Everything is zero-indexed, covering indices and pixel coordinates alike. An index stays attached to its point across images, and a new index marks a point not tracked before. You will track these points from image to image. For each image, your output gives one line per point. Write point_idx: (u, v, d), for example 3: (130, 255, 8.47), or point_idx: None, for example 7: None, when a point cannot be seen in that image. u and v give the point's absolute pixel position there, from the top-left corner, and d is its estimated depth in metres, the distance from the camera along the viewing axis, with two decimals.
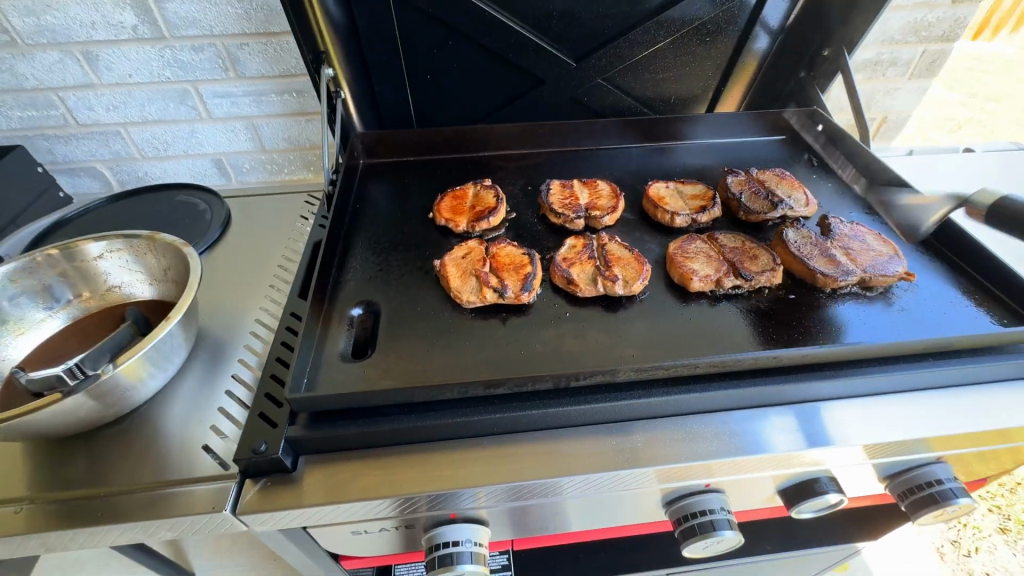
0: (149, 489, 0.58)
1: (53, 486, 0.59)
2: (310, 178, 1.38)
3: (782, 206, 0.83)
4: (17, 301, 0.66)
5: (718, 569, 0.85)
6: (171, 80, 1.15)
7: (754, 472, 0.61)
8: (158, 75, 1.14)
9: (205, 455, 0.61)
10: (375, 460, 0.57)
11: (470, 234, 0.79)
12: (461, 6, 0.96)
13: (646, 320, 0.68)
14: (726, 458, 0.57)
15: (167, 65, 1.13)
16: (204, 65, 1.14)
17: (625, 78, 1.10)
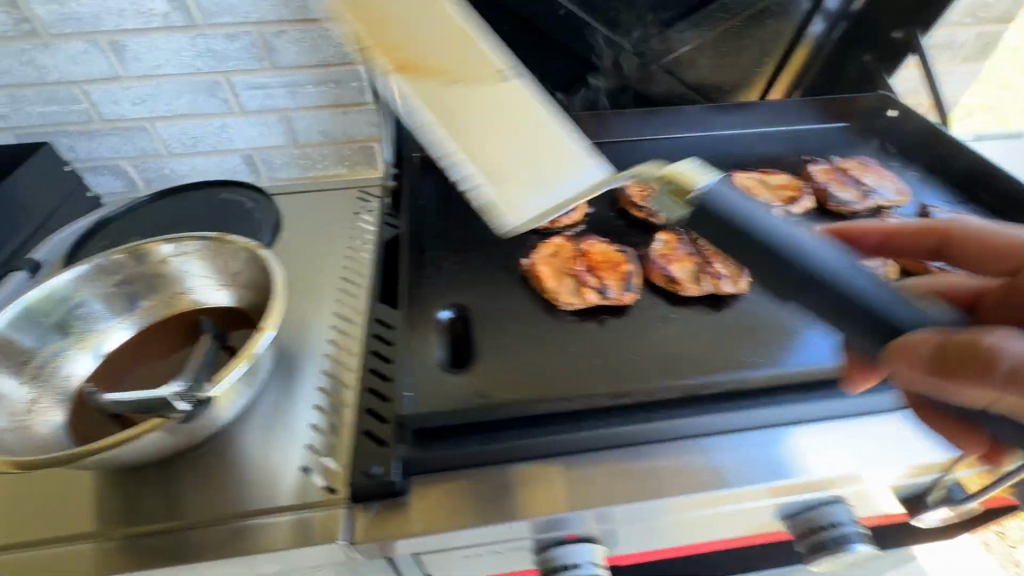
0: (229, 520, 0.54)
1: (126, 519, 0.54)
2: (343, 174, 1.31)
3: (872, 196, 0.79)
4: (82, 310, 0.61)
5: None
6: (202, 71, 1.08)
7: (884, 484, 0.56)
8: (188, 66, 1.07)
9: (287, 479, 0.56)
10: (490, 480, 0.52)
11: (551, 230, 0.75)
12: None
13: (755, 320, 0.63)
14: (786, 480, 0.52)
15: (198, 55, 1.06)
16: (237, 55, 1.07)
17: (683, 64, 1.06)
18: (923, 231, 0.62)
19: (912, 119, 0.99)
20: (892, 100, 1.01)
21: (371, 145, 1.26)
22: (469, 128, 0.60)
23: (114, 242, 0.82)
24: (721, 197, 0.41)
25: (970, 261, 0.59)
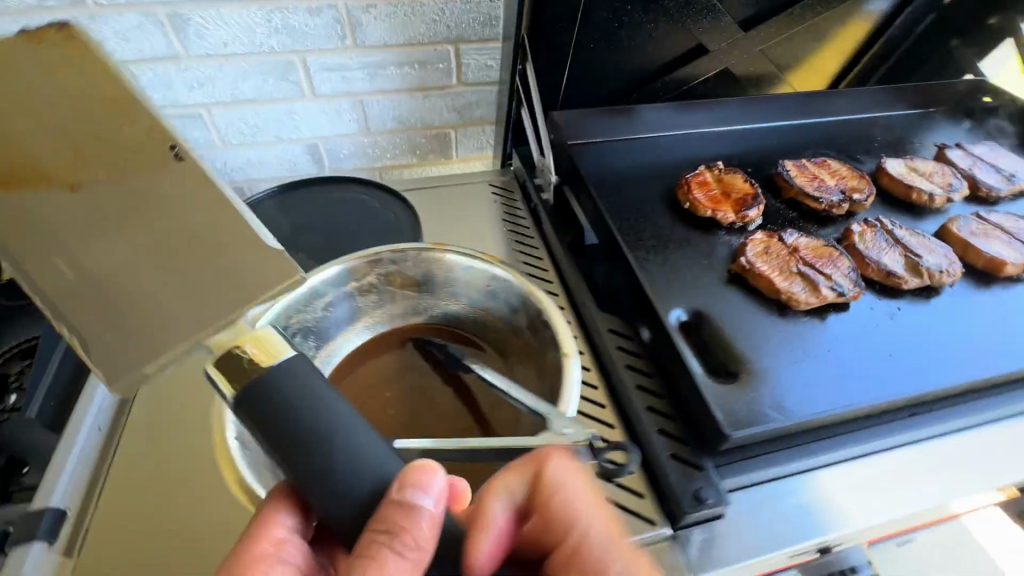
0: None
1: None
2: (413, 164, 1.15)
3: (1015, 180, 0.82)
4: (320, 325, 0.54)
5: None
6: (274, 50, 0.91)
7: None
8: (258, 45, 0.90)
9: None
10: (783, 499, 0.50)
11: (737, 224, 0.72)
12: None
13: (971, 311, 0.64)
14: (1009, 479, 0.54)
15: (272, 32, 0.89)
16: (319, 32, 0.91)
17: (796, 48, 1.03)
18: (517, 484, 0.40)
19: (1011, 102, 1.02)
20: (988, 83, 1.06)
21: (448, 133, 1.11)
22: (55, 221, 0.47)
23: None
24: (289, 378, 0.36)
25: (562, 537, 0.39)
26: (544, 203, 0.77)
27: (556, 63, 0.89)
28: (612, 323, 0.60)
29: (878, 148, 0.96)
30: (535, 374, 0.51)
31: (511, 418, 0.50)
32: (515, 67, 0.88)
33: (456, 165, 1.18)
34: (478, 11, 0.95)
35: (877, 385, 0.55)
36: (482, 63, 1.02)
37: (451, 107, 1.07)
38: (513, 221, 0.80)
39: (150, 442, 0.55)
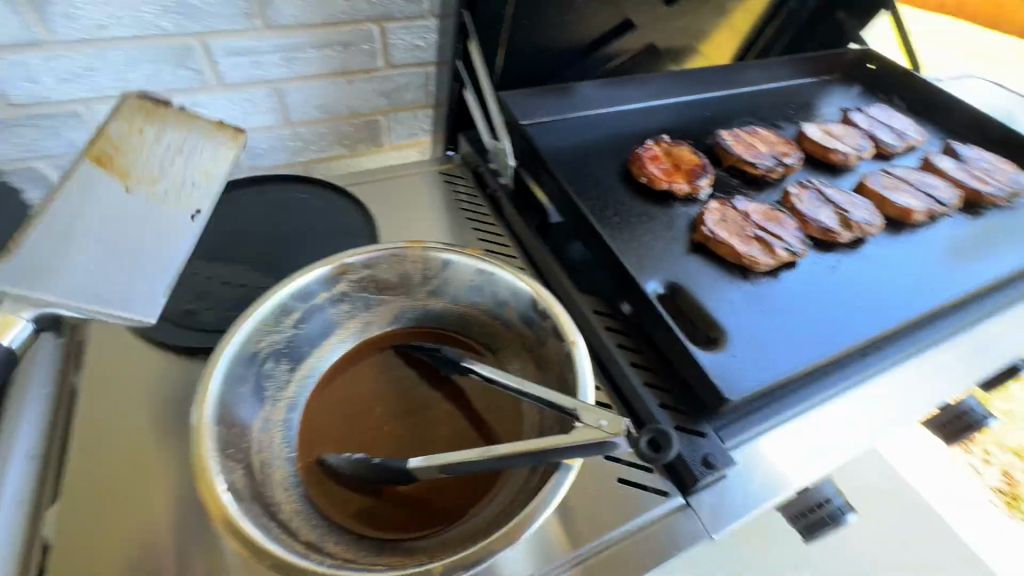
0: None
1: None
2: (343, 155, 1.07)
3: (907, 137, 0.92)
4: (293, 344, 0.48)
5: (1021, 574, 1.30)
6: (166, 32, 0.77)
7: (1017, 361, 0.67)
8: (146, 26, 0.75)
9: None
10: (782, 447, 0.52)
11: (690, 195, 0.75)
12: None
13: (891, 257, 0.72)
14: (951, 395, 0.60)
15: (162, 12, 0.75)
16: (219, 9, 0.77)
17: (718, 19, 1.06)
18: None
19: (892, 67, 1.13)
20: (871, 54, 1.15)
21: (378, 119, 1.04)
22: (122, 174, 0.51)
23: None
24: None
25: None
26: (504, 188, 0.75)
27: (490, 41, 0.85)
28: (595, 304, 0.61)
29: (793, 115, 1.05)
30: (535, 366, 0.50)
31: (513, 413, 0.49)
32: (457, 51, 0.82)
33: (390, 153, 1.11)
34: None
35: (830, 334, 0.60)
36: (409, 43, 0.95)
37: (380, 92, 0.99)
38: (471, 208, 0.77)
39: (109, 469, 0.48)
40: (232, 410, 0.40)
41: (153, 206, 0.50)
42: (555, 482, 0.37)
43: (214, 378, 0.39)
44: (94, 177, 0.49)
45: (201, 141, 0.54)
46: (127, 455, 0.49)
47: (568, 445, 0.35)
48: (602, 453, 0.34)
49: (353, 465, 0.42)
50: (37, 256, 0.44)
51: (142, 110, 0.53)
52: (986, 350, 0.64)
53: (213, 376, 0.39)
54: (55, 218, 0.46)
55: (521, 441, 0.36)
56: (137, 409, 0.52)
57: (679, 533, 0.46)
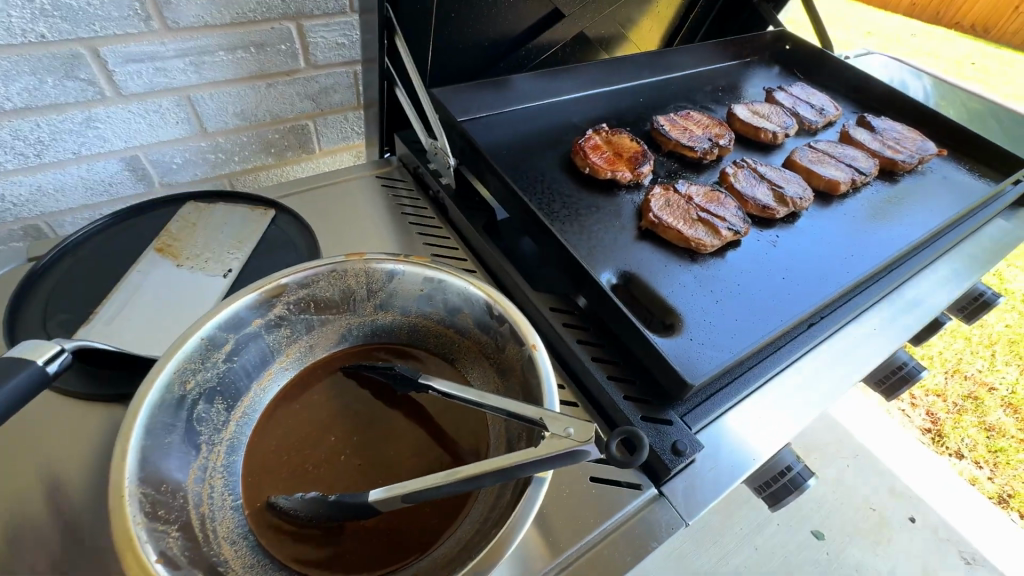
0: None
1: None
2: (270, 164, 1.00)
3: (826, 113, 0.97)
4: (226, 380, 0.43)
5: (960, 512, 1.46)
6: (44, 39, 0.67)
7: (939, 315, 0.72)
8: (19, 33, 0.65)
9: None
10: (745, 424, 0.53)
11: (633, 182, 0.75)
12: None
13: (823, 227, 0.76)
14: (889, 353, 0.63)
15: (36, 15, 0.65)
16: (109, 11, 0.69)
17: (643, 4, 1.07)
18: None
19: (805, 47, 1.19)
20: (787, 35, 1.21)
21: (305, 123, 0.98)
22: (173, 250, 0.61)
23: (75, 313, 0.55)
24: None
25: None
26: (446, 188, 0.72)
27: (417, 35, 0.81)
28: (550, 301, 0.59)
29: (721, 96, 1.08)
30: (497, 374, 0.47)
31: (478, 425, 0.47)
32: (383, 47, 0.76)
33: (322, 158, 1.05)
34: None
35: (776, 308, 0.62)
36: (331, 41, 0.89)
37: (304, 95, 0.93)
38: (413, 212, 0.74)
39: (3, 532, 0.40)
40: (158, 465, 0.35)
41: (194, 273, 0.59)
42: (529, 497, 0.35)
43: (133, 433, 0.34)
44: (156, 259, 0.60)
45: (239, 220, 0.66)
46: (22, 512, 0.41)
47: (536, 459, 0.33)
48: (575, 463, 0.33)
49: (309, 504, 0.39)
50: (105, 317, 0.54)
51: (196, 207, 0.67)
52: (912, 307, 0.69)
53: (132, 431, 0.34)
54: (125, 288, 0.57)
55: (488, 459, 0.34)
56: (30, 455, 0.44)
57: (656, 523, 0.46)
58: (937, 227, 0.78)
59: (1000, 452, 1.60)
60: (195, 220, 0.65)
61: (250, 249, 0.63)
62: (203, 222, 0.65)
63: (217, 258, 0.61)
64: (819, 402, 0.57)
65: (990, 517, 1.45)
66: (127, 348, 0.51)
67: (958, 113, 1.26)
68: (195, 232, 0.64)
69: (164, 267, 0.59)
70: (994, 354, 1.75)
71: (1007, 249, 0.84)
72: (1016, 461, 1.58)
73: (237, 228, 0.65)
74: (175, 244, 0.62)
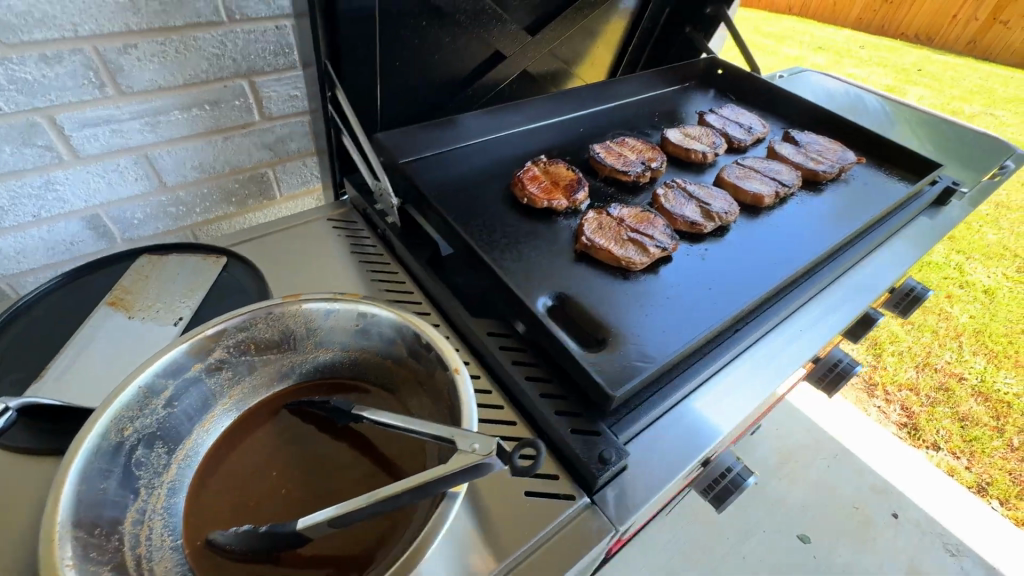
0: None
1: None
2: (232, 213, 1.04)
3: (753, 131, 1.04)
4: (167, 425, 0.45)
5: (932, 499, 1.68)
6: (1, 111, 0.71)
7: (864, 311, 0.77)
8: None
9: None
10: (669, 431, 0.57)
11: (570, 208, 0.80)
12: None
13: (750, 238, 0.81)
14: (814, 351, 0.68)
15: None
16: (64, 83, 0.73)
17: (578, 41, 1.15)
18: None
19: (734, 71, 1.28)
20: (718, 60, 1.31)
21: (264, 171, 1.02)
22: (124, 304, 0.64)
23: (29, 371, 0.57)
24: None
25: None
26: (392, 227, 0.76)
27: (361, 85, 0.86)
28: (489, 325, 0.63)
29: (658, 122, 1.15)
30: (431, 400, 0.50)
31: (415, 450, 0.49)
32: (327, 98, 0.80)
33: (284, 204, 1.10)
34: (267, 40, 0.86)
35: (706, 316, 0.67)
36: (284, 94, 0.94)
37: (261, 145, 0.98)
38: (364, 251, 0.77)
39: None
40: (96, 508, 0.37)
41: (146, 323, 0.62)
42: (441, 513, 0.37)
43: (67, 480, 0.36)
44: (107, 313, 0.63)
45: (191, 269, 0.69)
46: None
47: (445, 475, 0.36)
48: (480, 476, 0.35)
49: (246, 537, 0.41)
50: (56, 373, 0.56)
51: (150, 260, 0.70)
52: (842, 302, 0.75)
53: (67, 476, 0.36)
54: (75, 343, 0.59)
55: (404, 479, 0.37)
56: None
57: (588, 531, 0.48)
58: (859, 228, 0.83)
59: (975, 442, 1.93)
60: (147, 273, 0.68)
61: (201, 296, 0.66)
62: (154, 274, 0.68)
63: (168, 307, 0.64)
64: (750, 403, 0.60)
65: (952, 501, 1.69)
66: (75, 402, 0.53)
67: (881, 125, 1.36)
68: (146, 284, 0.66)
69: (115, 320, 0.62)
70: (962, 344, 2.18)
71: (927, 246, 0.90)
72: (990, 449, 1.91)
73: (189, 277, 0.68)
74: (126, 297, 0.64)
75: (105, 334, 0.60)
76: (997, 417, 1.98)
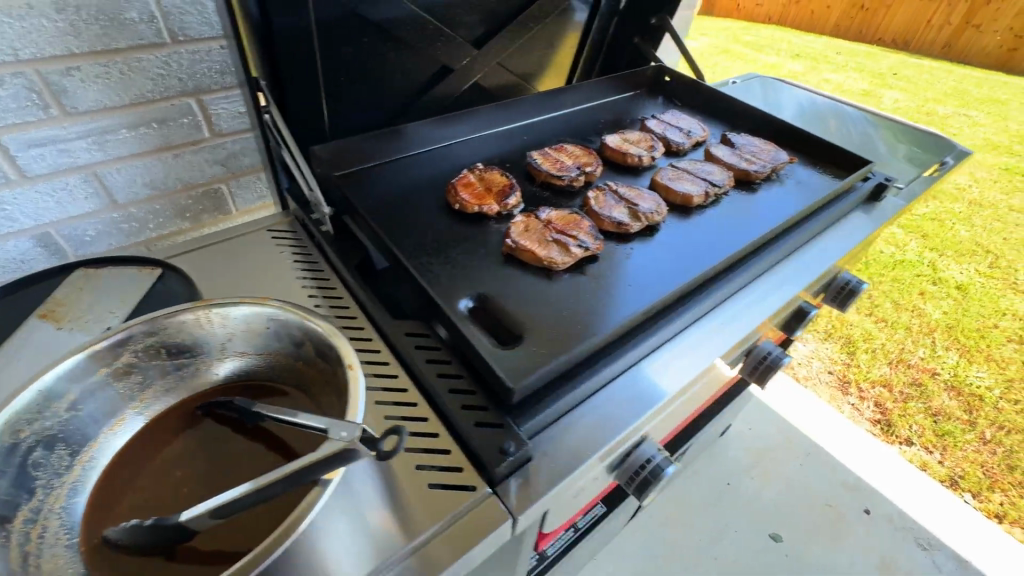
0: None
1: None
2: (187, 228, 1.06)
3: (692, 135, 1.08)
4: (70, 428, 0.47)
5: (904, 492, 1.69)
6: None
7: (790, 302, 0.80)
8: None
9: None
10: (578, 423, 0.59)
11: (502, 213, 0.82)
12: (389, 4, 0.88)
13: (678, 237, 0.83)
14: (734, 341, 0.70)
15: None
16: (7, 105, 0.75)
17: (525, 54, 1.18)
18: None
19: (680, 78, 1.32)
20: (665, 69, 1.33)
21: (218, 187, 1.04)
22: (54, 316, 0.65)
23: None
24: None
25: None
26: (326, 235, 0.78)
27: (302, 101, 0.88)
28: (409, 326, 0.64)
29: (605, 129, 1.19)
30: (333, 399, 0.51)
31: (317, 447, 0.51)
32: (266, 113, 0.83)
33: (240, 219, 1.12)
34: (213, 60, 0.89)
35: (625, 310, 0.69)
36: (233, 111, 0.97)
37: (213, 161, 1.00)
38: (300, 259, 0.79)
39: None
40: None
41: (74, 333, 0.64)
42: (311, 500, 0.39)
43: None
44: (36, 325, 0.64)
45: (124, 281, 0.71)
46: None
47: (314, 462, 0.37)
48: (346, 463, 0.38)
49: (135, 532, 0.42)
50: None
51: (85, 273, 0.71)
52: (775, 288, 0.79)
53: None
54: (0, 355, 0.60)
55: (276, 469, 0.38)
56: None
57: (486, 520, 0.50)
58: (788, 223, 0.86)
59: (947, 436, 1.95)
60: (80, 285, 0.69)
61: (131, 306, 0.68)
62: (87, 287, 0.69)
63: (98, 318, 0.66)
64: (664, 392, 0.63)
65: (924, 493, 1.70)
66: None
67: (827, 129, 1.42)
68: (78, 296, 0.68)
69: (43, 331, 0.63)
70: (936, 341, 2.32)
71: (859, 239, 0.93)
72: (962, 443, 1.93)
73: (122, 288, 0.70)
74: (57, 309, 0.66)
75: (31, 345, 0.62)
76: (968, 412, 2.05)
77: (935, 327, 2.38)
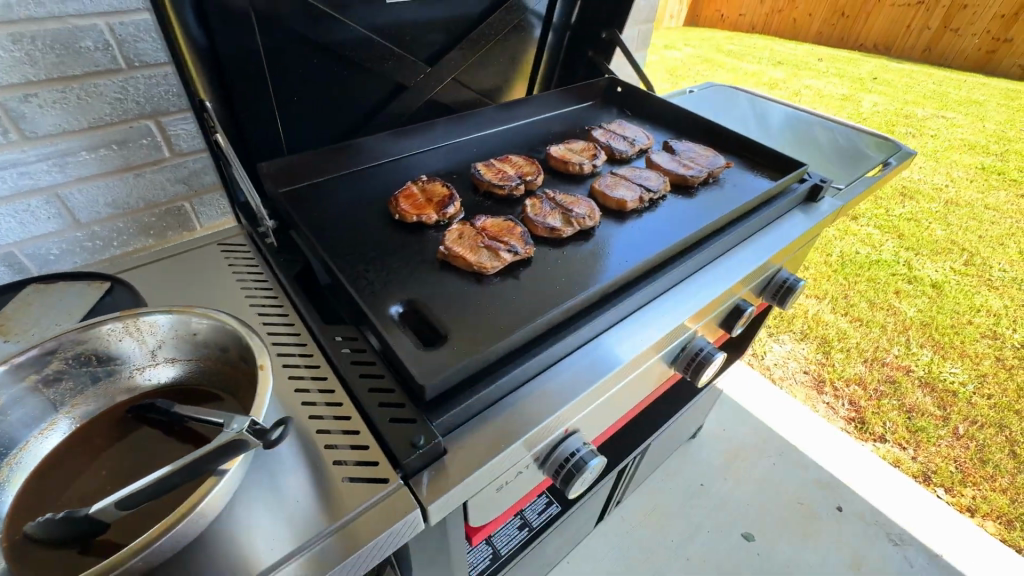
0: None
1: None
2: (152, 245, 1.09)
3: (636, 143, 1.12)
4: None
5: (875, 488, 1.71)
6: None
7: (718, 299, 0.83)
8: None
9: None
10: (495, 419, 0.62)
11: (441, 222, 0.86)
12: (337, 27, 0.92)
13: (612, 240, 0.87)
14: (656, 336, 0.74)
15: None
16: None
17: (480, 70, 1.23)
18: None
19: (632, 89, 1.36)
20: (616, 80, 1.38)
21: (180, 205, 1.08)
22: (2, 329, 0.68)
23: None
24: None
25: None
26: (270, 248, 0.82)
27: (253, 120, 0.92)
28: (340, 331, 0.67)
29: (557, 139, 1.23)
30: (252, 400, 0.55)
31: None
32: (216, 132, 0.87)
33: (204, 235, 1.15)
34: (169, 83, 0.94)
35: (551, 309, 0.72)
36: (191, 131, 1.01)
37: (175, 179, 1.04)
38: (245, 270, 0.82)
39: None
40: None
41: (20, 346, 0.66)
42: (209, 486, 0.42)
43: None
44: None
45: (74, 294, 0.74)
46: None
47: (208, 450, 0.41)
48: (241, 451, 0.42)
49: (47, 527, 0.44)
50: None
51: (37, 289, 0.75)
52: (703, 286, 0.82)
53: None
54: None
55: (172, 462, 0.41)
56: None
57: (396, 510, 0.52)
58: (720, 222, 0.90)
59: (920, 432, 1.97)
60: (31, 300, 0.73)
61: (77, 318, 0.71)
62: (38, 301, 0.73)
63: (45, 330, 0.69)
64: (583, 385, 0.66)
65: (897, 488, 1.71)
66: None
67: (778, 134, 1.46)
68: (27, 310, 0.71)
69: None
70: (911, 339, 2.35)
71: (792, 237, 0.96)
72: (935, 438, 1.94)
73: (71, 301, 0.73)
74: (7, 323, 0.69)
75: None
76: (941, 407, 2.07)
77: (910, 325, 2.42)
